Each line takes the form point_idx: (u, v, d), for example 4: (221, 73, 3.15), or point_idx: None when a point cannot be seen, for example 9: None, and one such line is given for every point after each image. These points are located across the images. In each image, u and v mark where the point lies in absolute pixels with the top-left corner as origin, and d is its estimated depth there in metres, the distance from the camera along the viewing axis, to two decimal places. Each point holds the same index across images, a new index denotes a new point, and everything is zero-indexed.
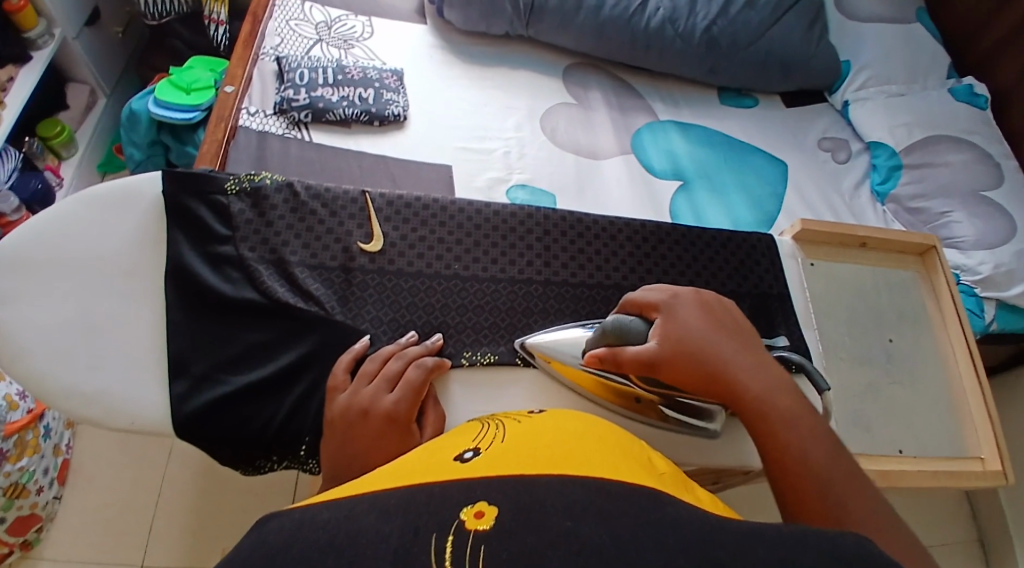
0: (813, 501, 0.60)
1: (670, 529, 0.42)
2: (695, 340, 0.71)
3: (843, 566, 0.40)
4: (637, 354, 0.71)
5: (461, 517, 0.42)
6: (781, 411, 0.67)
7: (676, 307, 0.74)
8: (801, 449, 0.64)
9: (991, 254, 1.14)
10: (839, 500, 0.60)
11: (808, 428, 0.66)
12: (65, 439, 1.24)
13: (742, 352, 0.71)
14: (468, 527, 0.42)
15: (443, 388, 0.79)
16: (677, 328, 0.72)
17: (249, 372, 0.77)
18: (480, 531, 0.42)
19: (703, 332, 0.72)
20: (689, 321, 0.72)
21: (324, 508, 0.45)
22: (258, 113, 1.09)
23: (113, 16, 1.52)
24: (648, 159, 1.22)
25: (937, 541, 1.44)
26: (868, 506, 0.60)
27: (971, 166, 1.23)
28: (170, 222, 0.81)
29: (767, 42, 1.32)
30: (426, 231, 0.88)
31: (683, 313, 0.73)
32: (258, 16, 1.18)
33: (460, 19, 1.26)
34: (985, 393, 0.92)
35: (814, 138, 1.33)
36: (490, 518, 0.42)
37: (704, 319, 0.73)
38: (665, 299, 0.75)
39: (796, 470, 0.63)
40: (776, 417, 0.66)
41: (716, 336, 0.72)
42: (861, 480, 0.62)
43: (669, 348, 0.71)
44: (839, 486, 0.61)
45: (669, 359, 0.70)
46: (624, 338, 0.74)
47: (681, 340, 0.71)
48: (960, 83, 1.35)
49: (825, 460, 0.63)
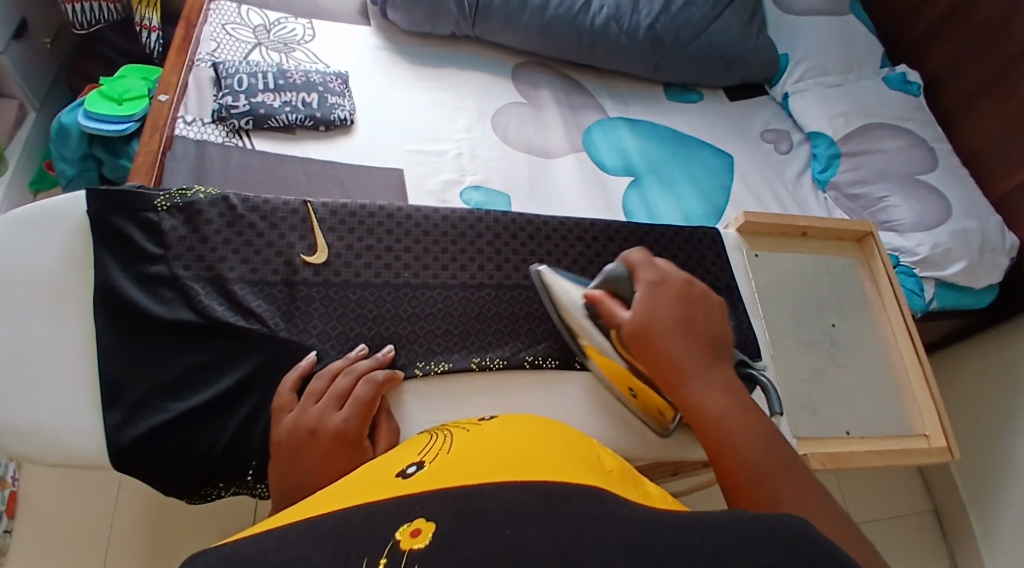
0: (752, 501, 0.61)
1: (610, 529, 0.42)
2: (664, 318, 0.71)
3: (777, 550, 0.41)
4: (613, 311, 0.74)
5: (396, 537, 0.42)
6: (723, 411, 0.66)
7: (655, 289, 0.73)
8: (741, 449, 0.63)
9: (928, 236, 1.17)
10: (776, 498, 0.60)
11: (748, 423, 0.65)
12: (9, 471, 1.19)
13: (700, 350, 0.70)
14: (403, 547, 0.41)
15: (395, 401, 0.79)
16: (652, 302, 0.72)
17: (191, 396, 0.75)
18: (415, 550, 0.41)
19: (667, 319, 0.71)
20: (667, 299, 0.73)
21: (253, 540, 0.43)
22: (196, 122, 1.06)
23: (41, 25, 1.46)
24: (599, 156, 1.22)
25: (887, 512, 1.48)
26: (805, 503, 0.59)
27: (906, 151, 1.26)
28: (98, 244, 0.78)
29: (708, 38, 1.33)
30: (370, 241, 0.86)
31: (658, 296, 0.73)
32: (191, 22, 1.15)
33: (404, 19, 1.25)
34: (925, 370, 0.95)
35: (756, 130, 1.35)
36: (426, 535, 0.42)
37: (675, 305, 0.72)
38: (651, 274, 0.74)
39: (735, 472, 0.63)
40: (718, 417, 0.66)
41: (679, 327, 0.71)
42: (801, 480, 0.62)
43: (640, 320, 0.72)
44: (776, 484, 0.61)
45: (636, 330, 0.72)
46: (616, 291, 0.76)
47: (649, 319, 0.71)
48: (894, 72, 1.39)
49: (770, 458, 0.63)
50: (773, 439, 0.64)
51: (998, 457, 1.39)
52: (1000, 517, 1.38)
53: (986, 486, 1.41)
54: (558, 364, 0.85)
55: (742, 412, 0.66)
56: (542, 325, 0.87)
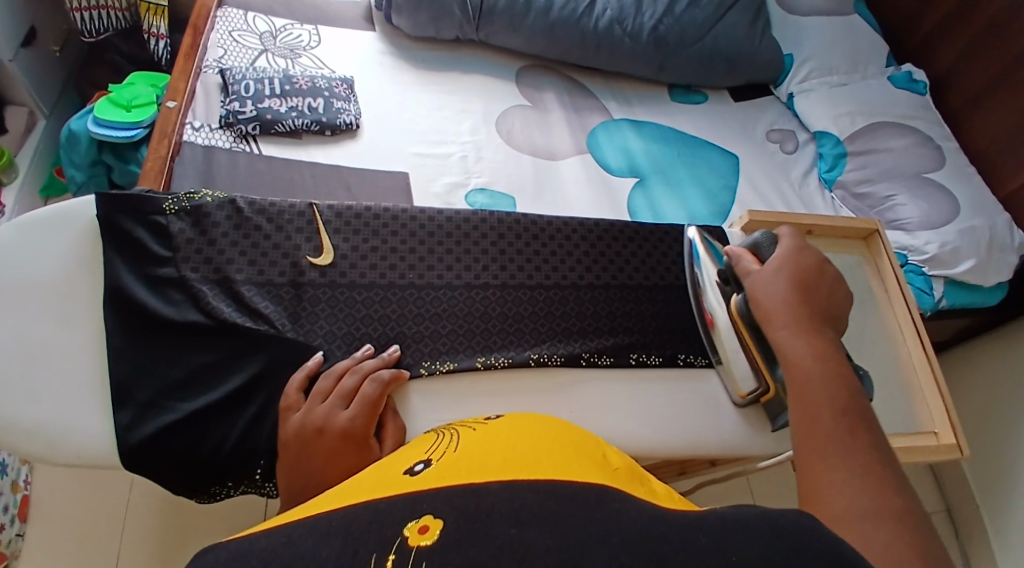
0: (809, 430, 0.61)
1: (614, 526, 0.42)
2: (790, 275, 0.76)
3: (783, 546, 0.41)
4: (747, 266, 0.81)
5: (403, 534, 0.42)
6: (806, 358, 0.68)
7: (786, 254, 0.78)
8: (813, 390, 0.64)
9: (936, 234, 1.16)
10: (831, 431, 0.60)
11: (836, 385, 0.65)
12: (22, 475, 1.19)
13: (805, 310, 0.73)
14: (411, 544, 0.41)
15: (401, 399, 0.79)
16: (784, 260, 0.78)
17: (199, 396, 0.75)
18: (422, 547, 0.41)
19: (784, 279, 0.76)
20: (801, 261, 0.77)
21: (263, 536, 0.44)
22: (204, 128, 1.07)
23: (49, 34, 1.47)
24: (604, 157, 1.22)
25: (936, 506, 1.51)
26: (857, 442, 0.59)
27: (912, 150, 1.26)
28: (106, 247, 0.79)
29: (713, 39, 1.33)
30: (376, 242, 0.87)
31: (787, 261, 0.77)
32: (199, 29, 1.16)
33: (409, 24, 1.25)
34: (933, 368, 0.94)
35: (761, 130, 1.35)
36: (433, 532, 0.42)
37: (803, 270, 0.76)
38: (791, 243, 0.79)
39: (801, 403, 0.64)
40: (800, 362, 0.68)
41: (803, 285, 0.75)
42: (864, 427, 0.60)
43: (768, 272, 0.77)
44: (834, 419, 0.61)
45: (760, 281, 0.78)
46: (756, 254, 0.83)
47: (770, 276, 0.77)
48: (899, 70, 1.39)
49: (845, 411, 0.62)
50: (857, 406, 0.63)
51: (1008, 456, 1.38)
52: (1013, 515, 1.37)
53: (998, 485, 1.40)
54: (562, 362, 0.85)
55: (825, 365, 0.67)
56: (546, 325, 0.87)
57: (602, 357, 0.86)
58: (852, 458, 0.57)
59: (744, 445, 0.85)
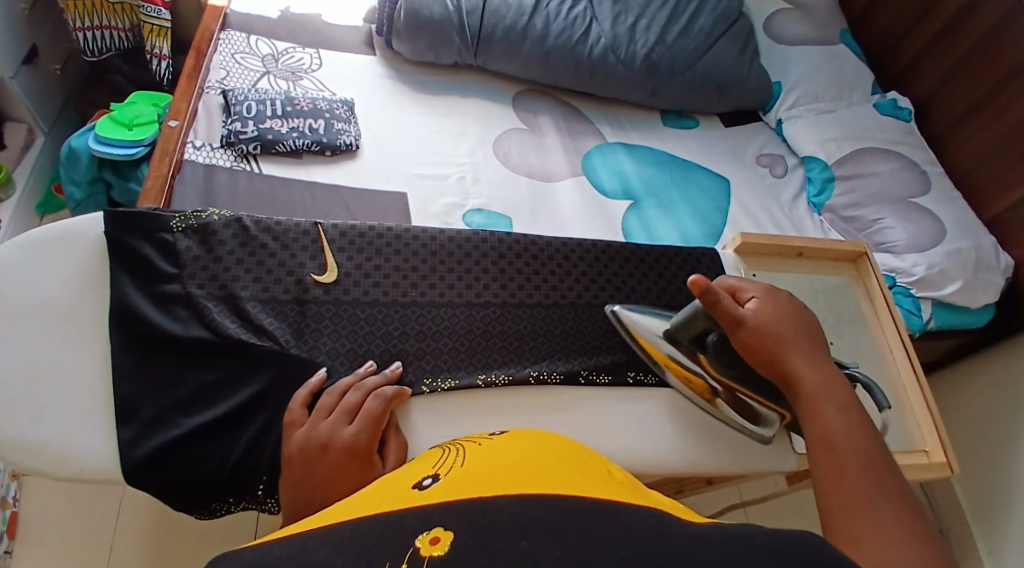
0: (831, 450, 0.65)
1: (621, 539, 0.44)
2: (783, 319, 0.76)
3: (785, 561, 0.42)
4: (737, 315, 0.75)
5: (415, 545, 0.43)
6: (820, 387, 0.72)
7: (768, 295, 0.79)
8: (827, 411, 0.69)
9: (923, 256, 1.19)
10: (853, 445, 0.65)
11: (856, 416, 0.69)
12: (11, 492, 1.19)
13: (812, 344, 0.76)
14: (423, 554, 0.43)
15: (403, 417, 0.80)
16: (772, 306, 0.77)
17: (202, 413, 0.76)
18: (435, 556, 0.42)
19: (785, 322, 0.76)
20: (783, 304, 0.78)
21: (276, 546, 0.45)
22: (205, 147, 1.08)
23: (51, 53, 1.49)
24: (598, 179, 1.25)
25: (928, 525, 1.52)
26: (876, 453, 0.65)
27: (898, 175, 1.29)
28: (114, 264, 0.80)
29: (704, 66, 1.37)
30: (380, 260, 0.88)
31: (772, 300, 0.79)
32: (202, 50, 1.18)
33: (409, 49, 1.28)
34: (923, 387, 0.96)
35: (751, 154, 1.38)
36: (444, 543, 0.43)
37: (791, 310, 0.78)
38: (763, 287, 0.80)
39: (816, 427, 0.69)
40: (817, 393, 0.71)
41: (799, 327, 0.76)
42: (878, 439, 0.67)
43: (763, 319, 0.76)
44: (852, 438, 0.66)
45: (760, 329, 0.75)
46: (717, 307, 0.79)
47: (773, 322, 0.76)
48: (884, 98, 1.43)
49: (865, 443, 0.66)
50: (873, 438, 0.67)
51: (998, 475, 1.40)
52: (1008, 535, 1.38)
53: (989, 504, 1.42)
54: (562, 380, 0.86)
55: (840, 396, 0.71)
56: (546, 342, 0.88)
57: (600, 375, 0.88)
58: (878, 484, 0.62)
59: (742, 464, 0.86)
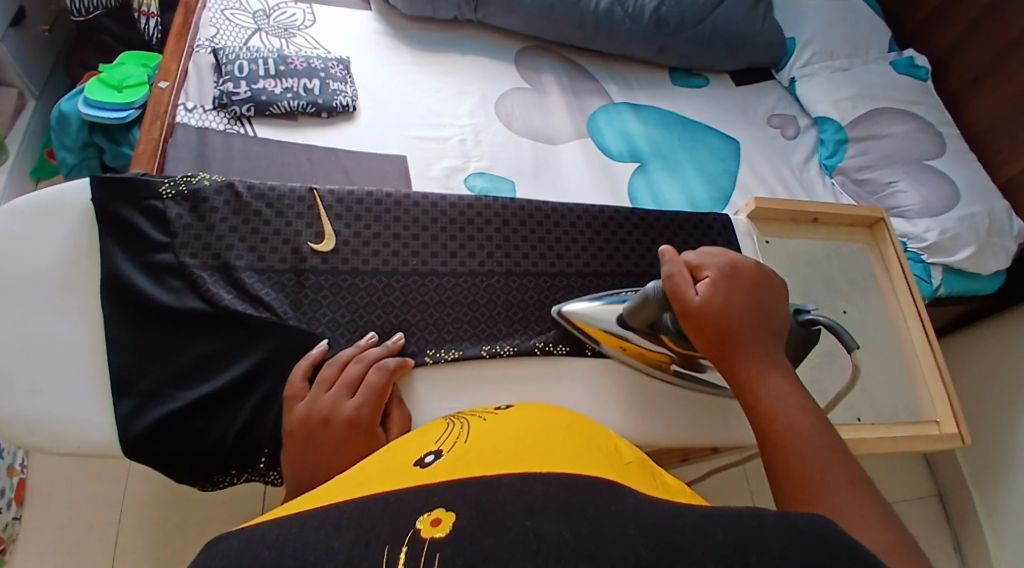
0: (773, 440, 0.64)
1: (629, 520, 0.42)
2: (734, 304, 0.72)
3: (800, 544, 0.41)
4: (684, 291, 0.73)
5: (416, 527, 0.42)
6: (761, 378, 0.68)
7: (727, 273, 0.74)
8: (769, 408, 0.66)
9: (936, 221, 1.16)
10: (797, 436, 0.64)
11: (798, 406, 0.66)
12: (18, 459, 1.18)
13: (761, 330, 0.71)
14: (423, 536, 0.41)
15: (406, 388, 0.79)
16: (725, 289, 0.73)
17: (200, 385, 0.74)
18: (436, 538, 0.41)
19: (733, 307, 0.71)
20: (739, 286, 0.73)
21: (275, 526, 0.44)
22: (197, 109, 1.05)
23: (37, 12, 1.44)
24: (604, 142, 1.21)
25: (929, 491, 1.52)
26: (821, 439, 0.63)
27: (913, 136, 1.25)
28: (104, 233, 0.77)
29: (714, 21, 1.32)
30: (379, 227, 0.85)
31: (730, 279, 0.74)
32: (190, 6, 1.13)
33: (406, 4, 1.23)
34: (936, 355, 0.95)
35: (763, 114, 1.34)
36: (445, 525, 0.42)
37: (746, 292, 0.73)
38: (722, 266, 0.75)
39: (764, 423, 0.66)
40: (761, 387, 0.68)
41: (749, 311, 0.72)
42: (821, 421, 0.65)
43: (711, 304, 0.72)
44: (802, 434, 0.64)
45: (704, 314, 0.71)
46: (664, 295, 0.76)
47: (720, 306, 0.71)
48: (901, 56, 1.39)
49: (818, 438, 0.63)
50: (822, 427, 0.65)
51: (1003, 442, 1.40)
52: (1008, 501, 1.38)
53: (992, 469, 1.42)
54: (568, 351, 0.84)
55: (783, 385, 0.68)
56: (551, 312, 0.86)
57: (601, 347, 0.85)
58: (837, 482, 0.60)
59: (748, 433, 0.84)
